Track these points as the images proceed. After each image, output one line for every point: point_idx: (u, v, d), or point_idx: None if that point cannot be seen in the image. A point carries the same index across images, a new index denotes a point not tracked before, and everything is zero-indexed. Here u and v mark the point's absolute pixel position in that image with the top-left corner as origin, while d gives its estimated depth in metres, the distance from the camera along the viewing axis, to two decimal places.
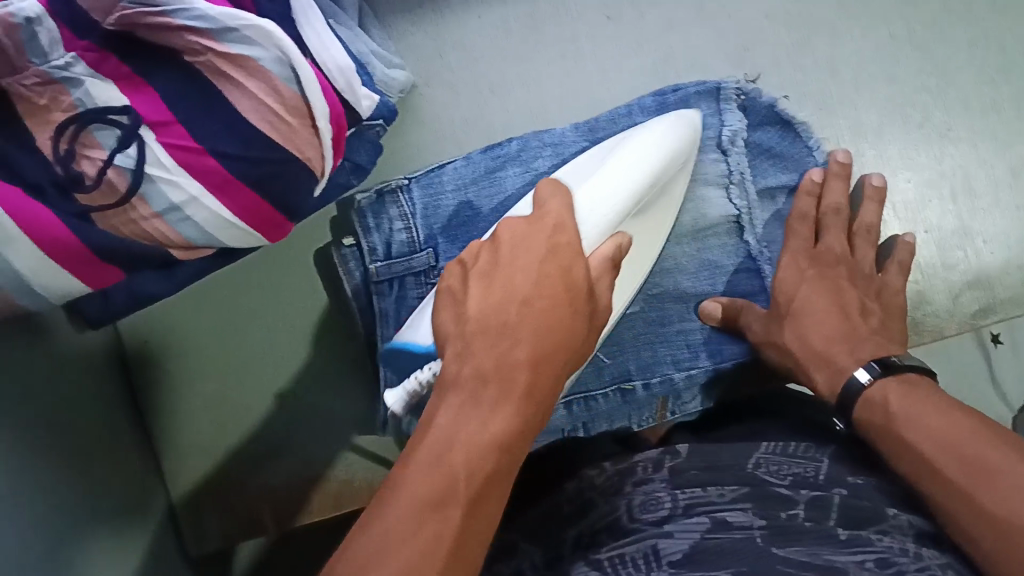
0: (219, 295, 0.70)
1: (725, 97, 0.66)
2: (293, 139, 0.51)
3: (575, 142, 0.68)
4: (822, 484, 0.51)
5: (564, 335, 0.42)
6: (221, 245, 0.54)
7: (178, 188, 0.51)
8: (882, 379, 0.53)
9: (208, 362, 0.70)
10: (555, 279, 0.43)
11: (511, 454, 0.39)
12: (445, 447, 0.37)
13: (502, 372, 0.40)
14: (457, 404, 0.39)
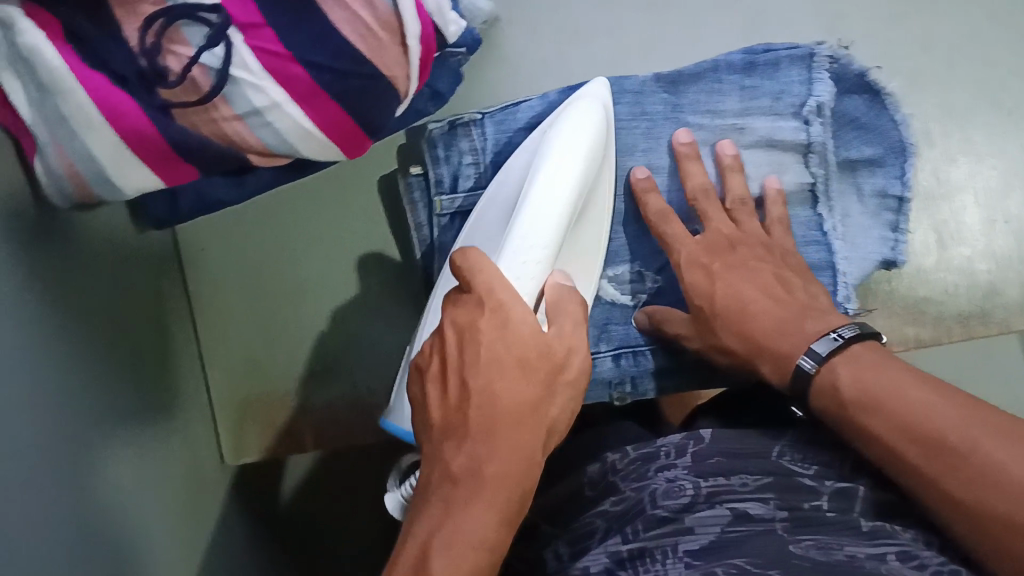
0: (279, 209, 0.70)
1: (816, 64, 0.63)
2: (382, 56, 0.51)
3: (654, 93, 0.66)
4: (847, 475, 0.51)
5: (527, 410, 0.42)
6: (297, 154, 0.54)
7: (262, 93, 0.50)
8: (824, 366, 0.49)
9: (264, 277, 0.70)
10: (519, 360, 0.42)
11: (494, 546, 0.39)
12: (427, 547, 0.38)
13: (471, 465, 0.40)
14: (436, 503, 0.40)
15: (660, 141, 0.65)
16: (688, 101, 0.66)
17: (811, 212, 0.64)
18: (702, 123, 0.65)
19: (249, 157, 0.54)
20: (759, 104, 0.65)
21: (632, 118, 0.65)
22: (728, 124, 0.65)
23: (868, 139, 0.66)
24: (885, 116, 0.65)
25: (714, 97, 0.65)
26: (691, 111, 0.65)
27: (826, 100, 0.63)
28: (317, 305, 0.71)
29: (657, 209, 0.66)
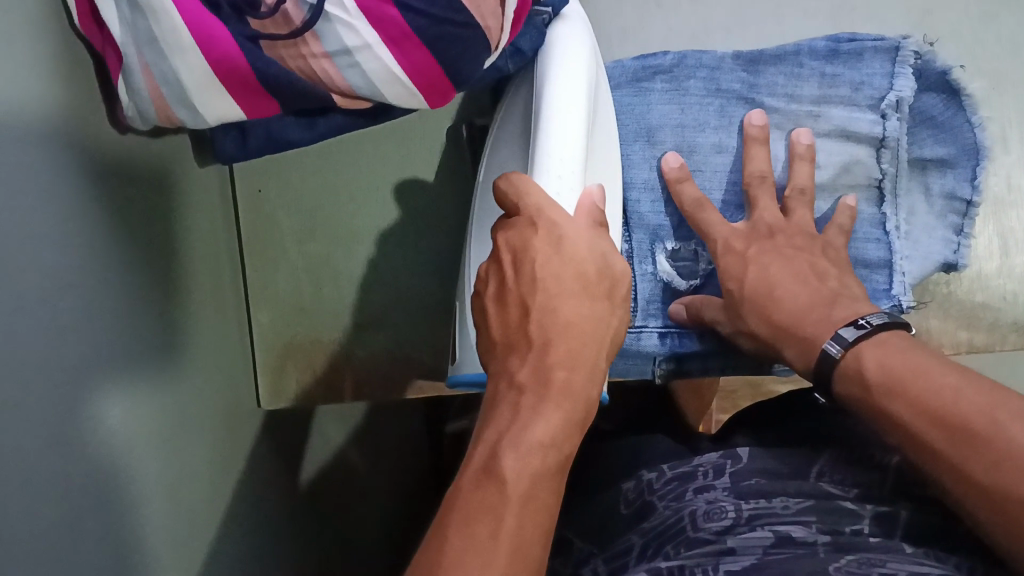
0: (339, 157, 0.69)
1: (901, 57, 0.63)
2: (479, 4, 0.50)
3: (732, 71, 0.66)
4: (886, 497, 0.51)
5: (597, 328, 0.43)
6: (382, 100, 0.53)
7: (353, 33, 0.48)
8: (851, 350, 0.49)
9: (318, 223, 0.70)
10: (575, 277, 0.43)
11: (560, 449, 0.39)
12: (498, 447, 0.38)
13: (544, 368, 0.41)
14: (506, 407, 0.40)
15: (733, 120, 0.65)
16: (766, 83, 0.65)
17: (877, 209, 0.64)
18: (778, 106, 0.65)
19: (333, 97, 0.53)
20: (838, 93, 0.64)
21: (706, 96, 0.65)
22: (802, 110, 0.64)
23: (943, 139, 0.65)
24: (962, 117, 0.64)
25: (793, 81, 0.65)
26: (768, 94, 0.65)
27: (907, 95, 0.62)
28: (367, 258, 0.70)
29: (722, 189, 0.64)
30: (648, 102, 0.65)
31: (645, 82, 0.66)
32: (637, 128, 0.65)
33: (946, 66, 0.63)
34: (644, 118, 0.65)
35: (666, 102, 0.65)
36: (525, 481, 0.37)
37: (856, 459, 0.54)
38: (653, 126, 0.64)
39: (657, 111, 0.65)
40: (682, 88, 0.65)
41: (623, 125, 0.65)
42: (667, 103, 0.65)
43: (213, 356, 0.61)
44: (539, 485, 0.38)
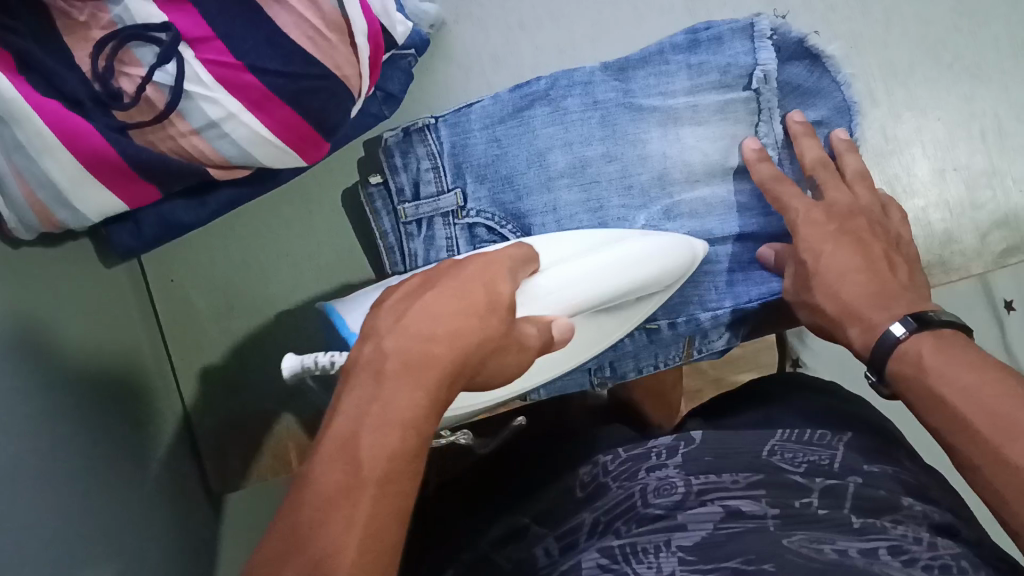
0: (243, 229, 0.70)
1: (758, 33, 0.65)
2: (332, 55, 0.51)
3: (604, 81, 0.68)
4: (837, 473, 0.53)
5: (470, 332, 0.39)
6: (260, 164, 0.54)
7: (216, 105, 0.51)
8: (917, 334, 0.47)
9: (235, 298, 0.70)
10: (477, 292, 0.41)
11: (420, 430, 0.35)
12: (352, 432, 0.34)
13: (408, 356, 0.37)
14: (360, 386, 0.36)
15: (616, 129, 0.66)
16: (639, 86, 0.67)
17: None
18: (655, 105, 0.67)
19: (210, 171, 0.54)
20: (708, 80, 0.66)
21: (586, 110, 0.66)
22: (681, 105, 0.66)
23: (812, 103, 0.67)
24: (826, 79, 0.66)
25: (663, 79, 0.67)
26: (643, 94, 0.67)
27: (772, 67, 0.64)
28: (291, 325, 0.70)
29: (620, 194, 0.66)
30: (533, 127, 0.66)
31: (526, 109, 0.67)
32: (528, 154, 0.66)
33: (801, 35, 0.66)
34: (531, 144, 0.66)
35: (549, 123, 0.66)
36: (383, 471, 0.33)
37: (809, 442, 0.57)
38: (543, 150, 0.66)
39: (542, 133, 0.66)
40: (560, 106, 0.67)
41: (515, 154, 0.66)
42: (550, 124, 0.66)
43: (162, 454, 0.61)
44: (394, 489, 0.33)
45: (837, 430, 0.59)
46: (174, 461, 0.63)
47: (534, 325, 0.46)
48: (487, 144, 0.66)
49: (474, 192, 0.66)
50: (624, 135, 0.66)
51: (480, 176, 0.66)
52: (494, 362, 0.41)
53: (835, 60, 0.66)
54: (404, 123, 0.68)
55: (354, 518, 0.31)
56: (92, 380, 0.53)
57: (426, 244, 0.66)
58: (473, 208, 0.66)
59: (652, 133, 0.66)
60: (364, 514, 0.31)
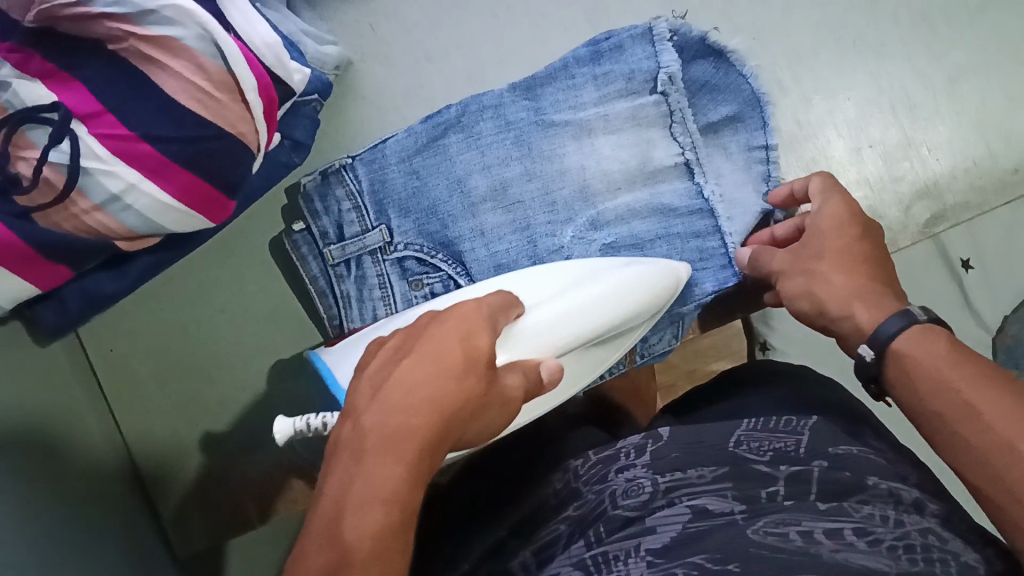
0: (178, 289, 0.70)
1: (657, 37, 0.65)
2: (224, 114, 0.51)
3: (515, 101, 0.67)
4: (803, 459, 0.52)
5: (447, 397, 0.39)
6: (167, 230, 0.54)
7: (116, 178, 0.51)
8: (930, 326, 0.48)
9: (177, 359, 0.70)
10: (456, 347, 0.41)
11: (405, 503, 0.36)
12: (336, 513, 0.35)
13: (389, 431, 0.37)
14: (341, 465, 0.37)
15: (532, 147, 0.66)
16: (548, 102, 0.67)
17: (689, 183, 0.66)
18: (567, 119, 0.67)
19: (117, 244, 0.54)
20: (616, 88, 0.67)
21: (499, 131, 0.66)
22: (592, 116, 0.67)
23: (722, 98, 0.67)
24: (732, 73, 0.67)
25: (572, 92, 0.67)
26: (554, 110, 0.67)
27: (675, 69, 0.65)
28: (238, 381, 0.70)
29: (545, 211, 0.66)
30: (449, 155, 0.66)
31: (440, 138, 0.67)
32: (447, 182, 0.66)
33: (701, 33, 0.66)
34: (450, 172, 0.66)
35: (463, 148, 0.66)
36: (373, 548, 0.34)
37: (774, 429, 0.56)
38: (462, 176, 0.66)
39: (458, 160, 0.66)
40: (473, 131, 0.66)
41: (434, 184, 0.66)
42: (465, 149, 0.66)
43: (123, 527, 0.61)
44: (386, 565, 0.34)
45: (803, 414, 0.58)
46: (135, 532, 0.62)
47: (516, 374, 0.45)
48: (406, 177, 0.66)
49: (399, 226, 0.66)
50: (540, 152, 0.66)
51: (403, 210, 0.66)
52: (478, 421, 0.41)
53: (737, 53, 0.66)
54: (320, 167, 0.68)
55: None
56: (38, 458, 0.52)
57: (358, 285, 0.66)
58: (400, 242, 0.65)
59: (567, 147, 0.67)
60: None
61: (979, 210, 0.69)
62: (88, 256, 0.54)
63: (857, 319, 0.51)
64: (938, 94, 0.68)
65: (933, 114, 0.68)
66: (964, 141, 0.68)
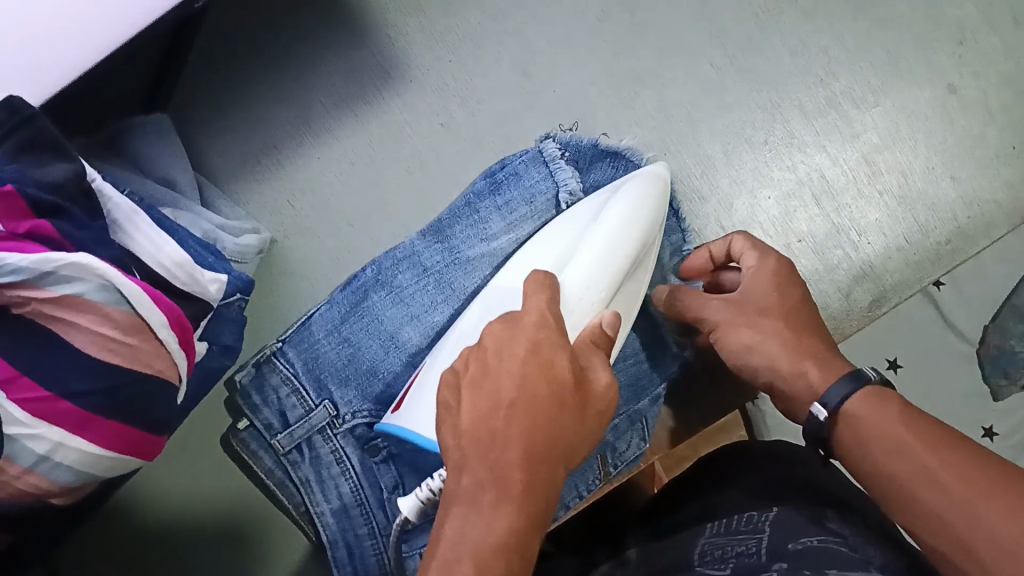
0: (139, 497, 0.70)
1: (548, 157, 0.67)
2: (139, 356, 0.52)
3: (429, 249, 0.67)
4: (763, 564, 0.47)
5: (559, 433, 0.41)
6: (96, 478, 0.53)
7: (40, 439, 0.49)
8: (873, 388, 0.48)
9: (163, 555, 0.70)
10: (540, 370, 0.42)
11: (523, 551, 0.37)
12: (454, 559, 0.36)
13: (497, 475, 0.39)
14: (460, 512, 0.38)
15: (454, 289, 0.65)
16: (460, 240, 0.67)
17: None
18: (483, 251, 0.66)
19: (51, 501, 0.52)
20: (521, 213, 0.67)
21: (419, 280, 0.65)
22: (504, 244, 0.66)
23: None
24: (631, 170, 0.68)
25: (480, 226, 0.67)
26: (467, 246, 0.66)
27: (573, 183, 0.66)
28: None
29: None
30: (376, 314, 0.65)
31: (363, 300, 0.65)
32: (380, 340, 0.64)
33: (591, 140, 0.69)
34: (380, 332, 0.64)
35: (390, 305, 0.65)
36: None
37: (739, 530, 0.52)
38: (394, 332, 0.64)
39: (387, 318, 0.65)
40: (396, 287, 0.65)
41: (368, 347, 0.64)
42: (391, 306, 0.65)
43: None
44: None
45: (765, 505, 0.53)
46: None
47: (599, 360, 0.46)
48: (338, 347, 0.64)
49: (343, 397, 0.63)
50: (462, 291, 0.65)
51: (342, 379, 0.63)
52: (581, 438, 0.43)
53: (630, 150, 0.68)
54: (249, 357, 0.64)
55: None
56: None
57: (314, 468, 0.63)
58: (347, 413, 0.63)
59: (489, 280, 0.65)
60: None
61: (918, 285, 0.72)
62: (15, 514, 0.52)
63: (810, 379, 0.51)
64: (859, 180, 0.71)
65: (857, 197, 0.71)
66: (890, 223, 0.71)
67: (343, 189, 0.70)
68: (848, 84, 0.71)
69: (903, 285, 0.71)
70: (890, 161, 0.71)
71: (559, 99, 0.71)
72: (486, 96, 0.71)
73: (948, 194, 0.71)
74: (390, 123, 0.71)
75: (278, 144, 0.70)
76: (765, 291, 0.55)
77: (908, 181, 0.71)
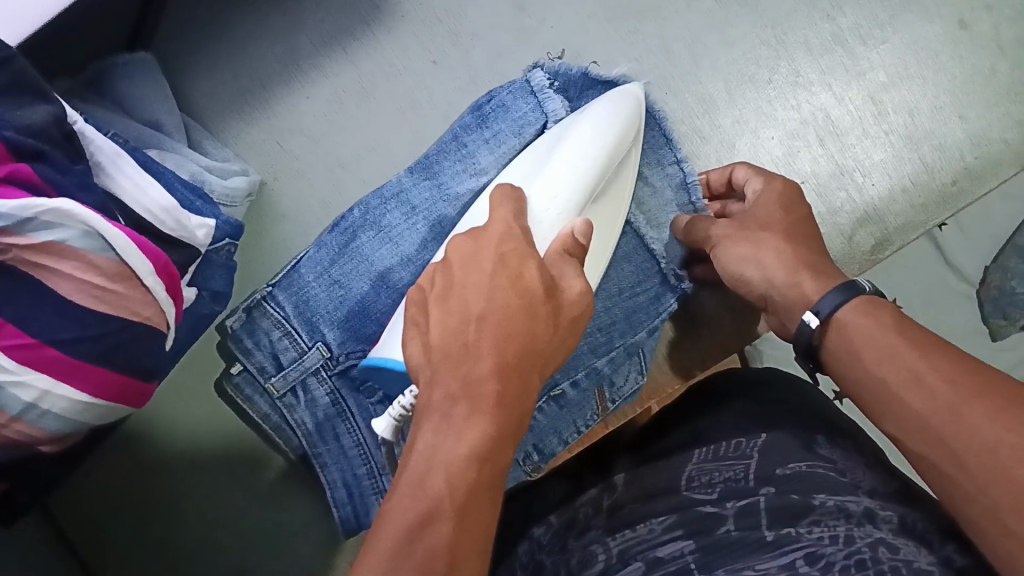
0: (133, 440, 0.69)
1: (537, 87, 0.65)
2: (125, 304, 0.51)
3: (417, 186, 0.65)
4: (751, 488, 0.51)
5: (528, 344, 0.41)
6: (86, 425, 0.53)
7: (26, 387, 0.48)
8: (845, 307, 0.48)
9: (160, 499, 0.69)
10: (505, 281, 0.42)
11: (494, 459, 0.37)
12: (426, 471, 0.36)
13: (470, 389, 0.38)
14: (432, 427, 0.38)
15: (444, 225, 0.64)
16: (448, 175, 0.65)
17: None
18: (473, 187, 0.64)
19: (41, 448, 0.52)
20: (510, 146, 0.65)
21: (408, 219, 0.64)
22: (496, 179, 0.64)
23: None
24: None
25: (468, 160, 0.65)
26: (455, 182, 0.65)
27: (563, 113, 0.65)
28: (207, 517, 0.69)
29: None
30: (366, 255, 0.63)
31: (351, 242, 0.64)
32: (371, 280, 0.63)
33: (582, 69, 0.67)
34: (370, 272, 0.63)
35: (378, 245, 0.63)
36: (459, 504, 0.35)
37: (726, 456, 0.55)
38: (384, 272, 0.63)
39: (375, 258, 0.63)
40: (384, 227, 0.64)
41: (359, 287, 0.62)
42: (380, 245, 0.63)
43: None
44: (474, 514, 0.35)
45: (753, 431, 0.56)
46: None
47: (570, 270, 0.46)
48: (329, 289, 0.62)
49: (336, 339, 0.62)
50: (453, 227, 0.63)
51: (335, 321, 0.62)
52: (550, 354, 0.43)
53: (624, 79, 0.66)
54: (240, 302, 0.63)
55: (436, 548, 0.33)
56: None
57: (311, 409, 0.62)
58: (342, 353, 0.62)
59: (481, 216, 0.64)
60: (444, 539, 0.34)
61: (923, 228, 0.69)
62: (8, 461, 0.51)
63: (805, 290, 0.50)
64: (865, 119, 0.69)
65: (862, 137, 0.68)
66: (894, 164, 0.68)
67: (333, 128, 0.69)
68: (855, 19, 0.69)
69: (911, 227, 0.68)
70: (897, 101, 0.69)
71: (557, 35, 0.69)
72: (481, 33, 0.69)
73: (955, 134, 0.69)
74: (379, 61, 0.69)
75: (266, 83, 0.68)
76: (767, 207, 0.56)
77: (907, 116, 0.69)
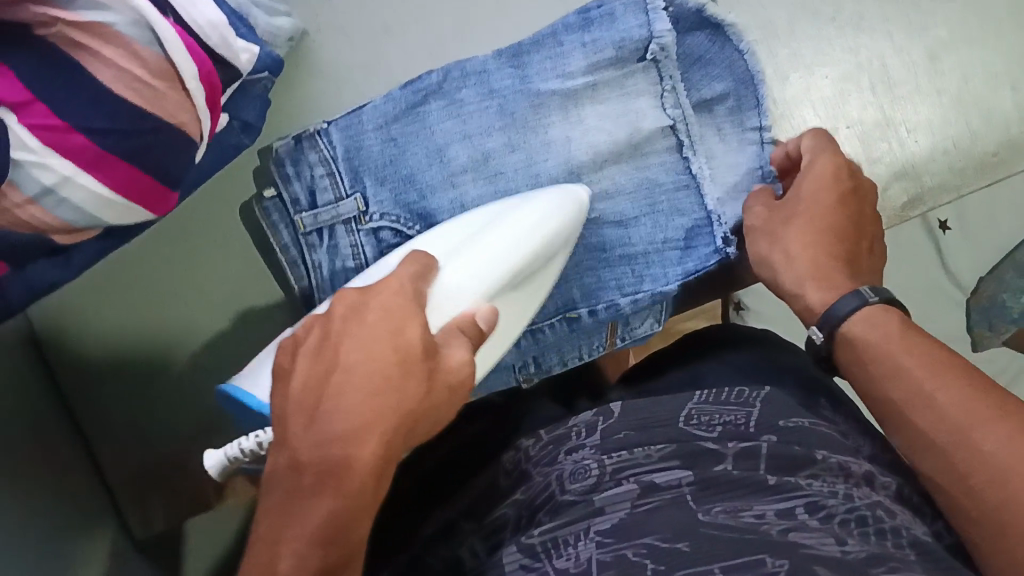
0: (121, 275, 0.67)
1: (651, 5, 0.60)
2: (163, 105, 0.49)
3: (500, 70, 0.62)
4: (750, 434, 0.49)
5: (395, 405, 0.40)
6: (103, 223, 0.51)
7: (48, 170, 0.47)
8: (875, 306, 0.49)
9: (145, 344, 0.67)
10: (385, 347, 0.41)
11: (343, 536, 0.38)
12: (271, 556, 0.37)
13: (319, 460, 0.38)
14: (279, 501, 0.39)
15: (516, 118, 0.61)
16: (536, 72, 0.62)
17: (678, 159, 0.62)
18: (554, 88, 0.62)
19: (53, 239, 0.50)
20: (605, 57, 0.61)
21: (482, 100, 0.62)
22: (581, 87, 0.62)
23: (716, 74, 0.63)
24: (729, 48, 0.63)
25: (559, 61, 0.62)
26: (540, 79, 0.62)
27: (668, 40, 0.60)
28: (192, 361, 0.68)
29: (528, 186, 0.61)
30: (429, 123, 0.61)
31: (419, 104, 0.62)
32: (427, 151, 0.61)
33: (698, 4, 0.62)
34: (428, 142, 0.61)
35: (443, 117, 0.61)
36: None
37: (728, 402, 0.53)
38: (443, 146, 0.61)
39: (436, 129, 0.61)
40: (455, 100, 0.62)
41: (413, 154, 0.61)
42: (444, 117, 0.61)
43: (78, 526, 0.59)
44: None
45: (755, 386, 0.55)
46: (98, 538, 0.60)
47: (458, 343, 0.44)
48: (384, 144, 0.61)
49: (375, 194, 0.61)
50: (523, 124, 0.61)
51: (379, 178, 0.61)
52: (425, 419, 0.42)
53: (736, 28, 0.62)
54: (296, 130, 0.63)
55: None
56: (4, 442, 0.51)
57: (330, 255, 0.62)
58: (376, 211, 0.61)
59: (553, 119, 0.62)
60: None
61: (956, 191, 0.70)
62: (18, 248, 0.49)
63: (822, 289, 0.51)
64: (919, 73, 0.68)
65: (914, 92, 0.68)
66: (940, 120, 0.69)
67: None
68: None
69: (945, 189, 0.70)
70: (953, 60, 0.68)
71: None
72: None
73: (1004, 104, 0.69)
74: None
75: None
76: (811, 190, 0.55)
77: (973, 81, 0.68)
